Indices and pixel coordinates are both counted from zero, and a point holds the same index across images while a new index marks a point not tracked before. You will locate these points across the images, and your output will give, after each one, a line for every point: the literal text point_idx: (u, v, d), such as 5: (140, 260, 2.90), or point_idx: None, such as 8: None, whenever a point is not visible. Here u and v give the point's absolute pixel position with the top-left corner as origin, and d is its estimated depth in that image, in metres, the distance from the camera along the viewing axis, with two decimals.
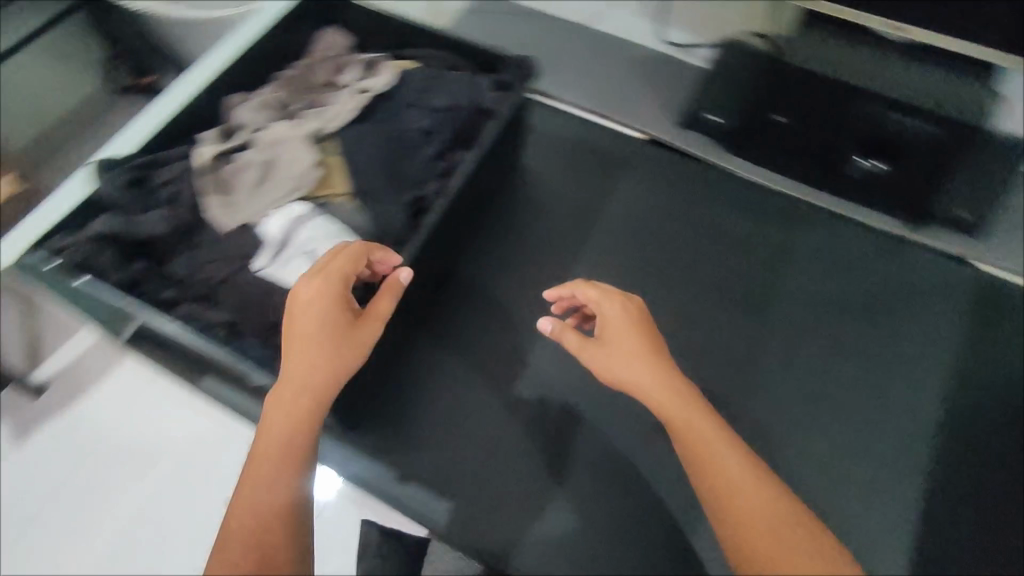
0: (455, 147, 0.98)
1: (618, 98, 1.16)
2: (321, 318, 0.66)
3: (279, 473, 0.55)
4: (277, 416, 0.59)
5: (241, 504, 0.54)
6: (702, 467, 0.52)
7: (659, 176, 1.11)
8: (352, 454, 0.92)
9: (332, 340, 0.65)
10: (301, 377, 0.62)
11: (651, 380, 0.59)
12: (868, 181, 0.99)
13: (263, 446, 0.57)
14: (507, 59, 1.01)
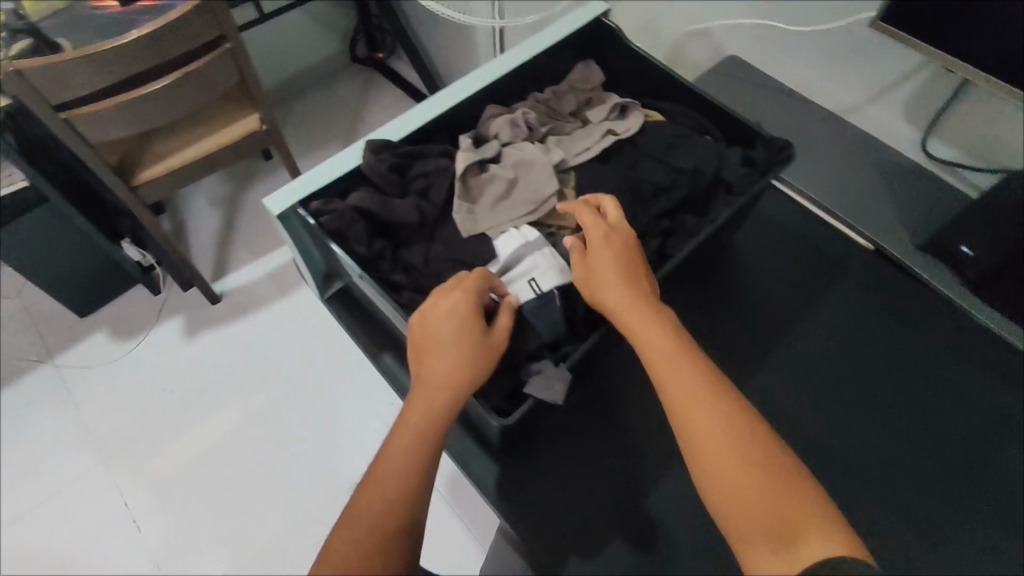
0: (686, 210, 0.96)
1: (860, 204, 1.13)
2: (452, 331, 0.70)
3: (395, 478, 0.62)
4: (406, 421, 0.66)
5: (366, 494, 0.61)
6: (671, 400, 0.59)
7: (877, 293, 1.11)
8: (499, 483, 0.90)
9: (455, 354, 0.69)
10: (427, 387, 0.68)
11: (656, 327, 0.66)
12: None
13: (391, 446, 0.64)
14: (765, 137, 0.97)
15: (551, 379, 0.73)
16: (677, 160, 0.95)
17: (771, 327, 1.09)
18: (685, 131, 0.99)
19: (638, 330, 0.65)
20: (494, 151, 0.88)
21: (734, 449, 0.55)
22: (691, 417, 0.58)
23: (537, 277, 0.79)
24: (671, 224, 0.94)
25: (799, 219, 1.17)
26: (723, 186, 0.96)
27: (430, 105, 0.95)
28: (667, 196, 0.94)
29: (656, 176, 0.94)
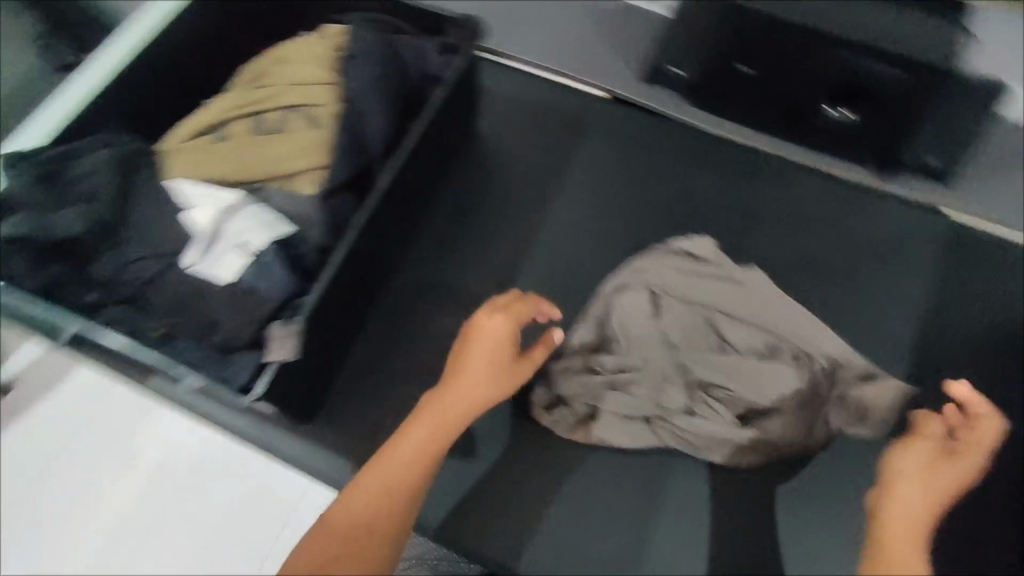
0: (404, 117, 0.91)
1: (586, 56, 1.13)
2: (495, 359, 0.74)
3: (389, 507, 0.63)
4: (396, 451, 0.67)
5: (328, 525, 0.61)
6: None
7: (627, 133, 1.09)
8: (311, 452, 0.87)
9: (489, 377, 0.73)
10: (448, 417, 0.70)
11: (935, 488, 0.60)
12: (838, 129, 1.03)
13: (374, 482, 0.64)
14: (452, 18, 0.94)
15: (287, 335, 0.70)
16: (363, 65, 0.88)
17: (541, 198, 1.05)
18: (381, 32, 0.92)
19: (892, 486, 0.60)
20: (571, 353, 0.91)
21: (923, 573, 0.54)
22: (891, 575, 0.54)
23: (246, 241, 0.73)
24: (389, 132, 0.88)
25: (526, 85, 1.12)
26: (433, 81, 0.93)
27: (77, 96, 0.84)
28: (375, 103, 0.87)
29: (358, 85, 0.87)
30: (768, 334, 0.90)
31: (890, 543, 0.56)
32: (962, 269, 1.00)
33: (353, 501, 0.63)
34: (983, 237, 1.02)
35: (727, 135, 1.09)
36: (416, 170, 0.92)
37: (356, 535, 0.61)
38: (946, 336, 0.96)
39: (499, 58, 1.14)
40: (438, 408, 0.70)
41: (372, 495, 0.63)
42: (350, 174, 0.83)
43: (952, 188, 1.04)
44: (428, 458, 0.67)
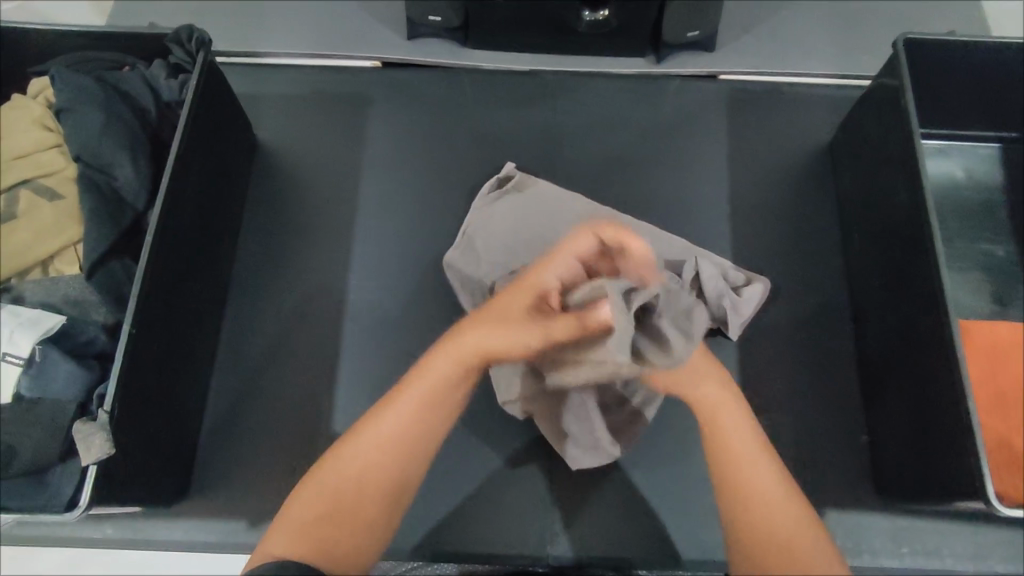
0: (157, 155, 0.83)
1: (344, 34, 1.10)
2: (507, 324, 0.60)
3: (385, 480, 0.61)
4: (405, 398, 0.63)
5: (311, 488, 0.61)
6: (751, 515, 0.61)
7: (410, 97, 1.08)
8: (191, 524, 0.83)
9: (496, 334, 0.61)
10: (459, 358, 0.63)
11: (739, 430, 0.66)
12: (601, 30, 1.05)
13: (376, 435, 0.62)
14: (165, 32, 0.84)
15: (92, 431, 0.63)
16: (83, 115, 0.78)
17: (346, 188, 1.02)
18: (93, 73, 0.82)
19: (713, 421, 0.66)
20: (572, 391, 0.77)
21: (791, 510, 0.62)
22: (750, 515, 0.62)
23: (9, 349, 0.65)
24: (145, 177, 0.80)
25: (296, 82, 1.08)
26: (177, 107, 0.85)
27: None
28: (114, 150, 0.78)
29: (85, 137, 0.78)
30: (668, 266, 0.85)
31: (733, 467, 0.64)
32: (744, 123, 1.08)
33: (354, 456, 0.61)
34: (753, 88, 1.09)
35: (506, 66, 1.10)
36: (198, 206, 0.86)
37: (346, 491, 0.60)
38: (750, 187, 1.04)
39: (258, 60, 1.09)
40: (461, 349, 0.63)
41: (371, 453, 0.61)
42: (113, 236, 0.74)
43: (717, 53, 1.10)
44: (426, 410, 0.63)
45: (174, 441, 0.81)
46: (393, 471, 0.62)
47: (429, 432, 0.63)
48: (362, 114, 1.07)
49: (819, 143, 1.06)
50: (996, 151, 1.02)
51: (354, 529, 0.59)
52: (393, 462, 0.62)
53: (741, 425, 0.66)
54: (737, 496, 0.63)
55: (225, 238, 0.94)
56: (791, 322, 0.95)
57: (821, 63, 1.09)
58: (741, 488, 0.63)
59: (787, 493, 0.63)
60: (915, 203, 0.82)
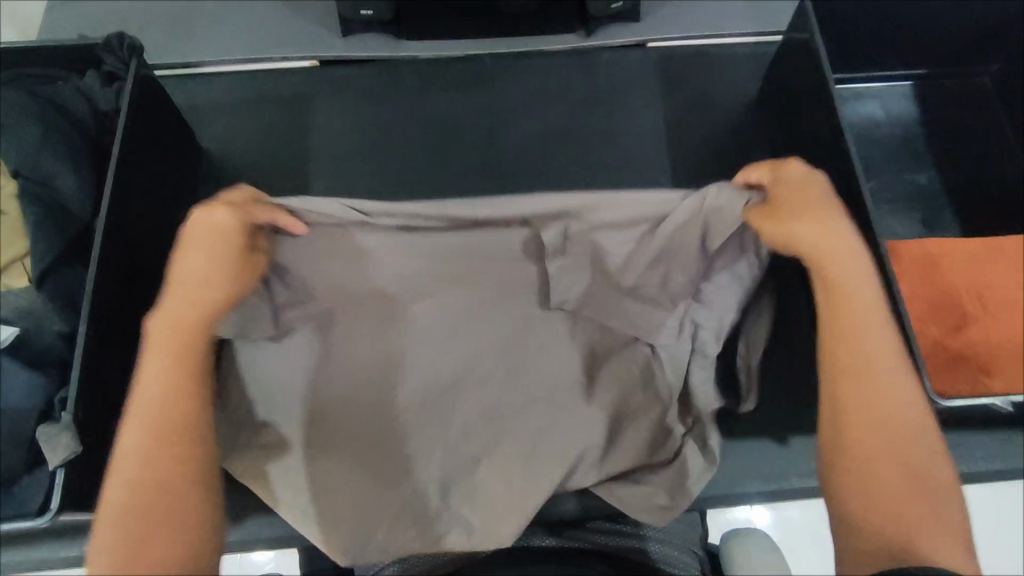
0: (99, 164, 0.83)
1: (277, 37, 1.11)
2: (214, 248, 0.71)
3: (160, 472, 0.61)
4: (149, 374, 0.65)
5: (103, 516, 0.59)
6: (870, 445, 0.64)
7: (351, 92, 1.10)
8: None
9: (206, 256, 0.70)
10: (187, 309, 0.68)
11: (877, 357, 0.67)
12: (528, 10, 1.09)
13: (135, 429, 0.62)
14: (94, 42, 0.84)
15: (54, 433, 0.62)
16: (21, 131, 0.79)
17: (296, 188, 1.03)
18: (24, 89, 0.82)
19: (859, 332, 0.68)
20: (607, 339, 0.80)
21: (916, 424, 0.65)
22: (875, 457, 0.63)
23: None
24: (88, 186, 0.80)
25: (234, 88, 1.09)
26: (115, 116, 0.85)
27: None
28: (53, 162, 0.78)
29: (25, 152, 0.78)
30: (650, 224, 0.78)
31: (854, 407, 0.65)
32: (675, 86, 1.12)
33: (129, 448, 0.62)
34: (681, 52, 1.14)
35: (441, 54, 1.12)
36: (146, 213, 0.86)
37: (152, 474, 0.60)
38: (687, 145, 1.09)
39: (195, 70, 1.09)
40: (177, 314, 0.68)
41: (140, 439, 0.61)
42: (60, 245, 0.74)
43: (642, 23, 1.15)
44: (172, 391, 0.64)
45: None
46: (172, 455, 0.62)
47: (186, 381, 0.65)
48: (305, 113, 1.08)
49: (748, 98, 1.11)
50: (910, 88, 1.08)
51: (177, 501, 0.60)
52: (167, 434, 0.62)
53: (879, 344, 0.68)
54: (851, 451, 0.64)
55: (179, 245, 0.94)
56: None
57: (740, 24, 1.15)
58: (869, 413, 0.65)
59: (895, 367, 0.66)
60: (836, 141, 0.88)
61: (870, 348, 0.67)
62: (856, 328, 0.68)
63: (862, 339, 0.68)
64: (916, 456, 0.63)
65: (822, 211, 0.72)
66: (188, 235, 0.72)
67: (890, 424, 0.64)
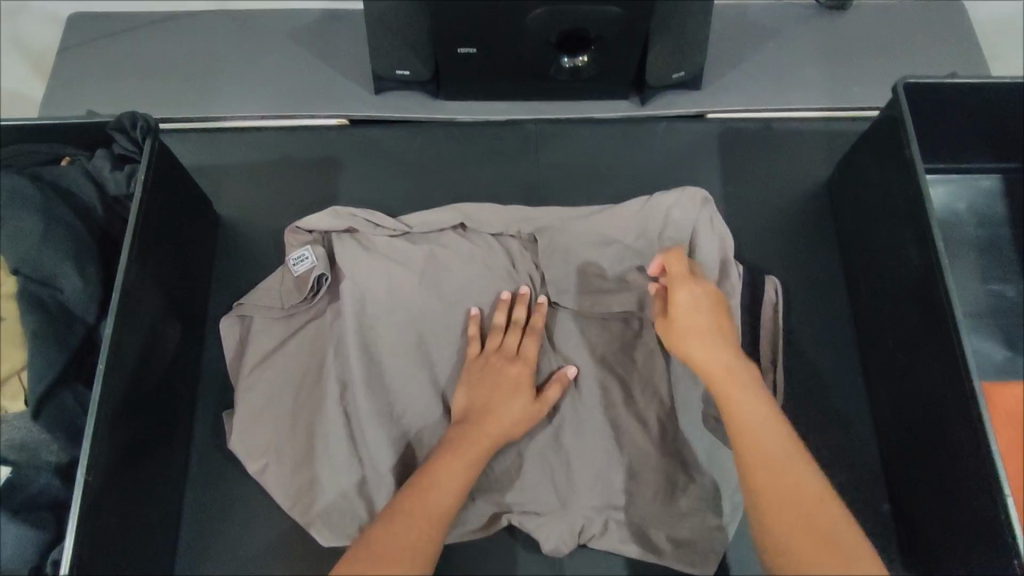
0: (109, 254, 0.76)
1: (304, 90, 1.02)
2: (517, 398, 0.78)
3: (416, 549, 0.63)
4: (436, 478, 0.69)
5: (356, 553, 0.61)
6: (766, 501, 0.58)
7: (382, 156, 1.01)
8: None
9: (513, 408, 0.77)
10: (485, 430, 0.75)
11: (754, 421, 0.63)
12: (580, 76, 0.99)
13: (411, 512, 0.65)
14: (107, 119, 0.76)
15: None
16: (20, 223, 0.71)
17: None
18: (28, 172, 0.75)
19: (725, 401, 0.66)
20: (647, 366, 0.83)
21: (812, 480, 0.59)
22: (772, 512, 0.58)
23: None
24: (94, 285, 0.73)
25: (258, 146, 1.00)
26: (126, 201, 0.77)
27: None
28: (54, 260, 0.71)
29: (23, 250, 0.71)
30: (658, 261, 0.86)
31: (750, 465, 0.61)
32: (735, 163, 1.02)
33: (389, 528, 0.64)
34: (743, 125, 1.04)
35: (480, 118, 1.03)
36: (157, 307, 0.78)
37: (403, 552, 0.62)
38: (746, 232, 0.99)
39: (214, 124, 1.00)
40: (482, 434, 0.74)
41: (405, 525, 0.64)
42: (59, 362, 0.67)
43: (704, 89, 1.05)
44: (459, 487, 0.70)
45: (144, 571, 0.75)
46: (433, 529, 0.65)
47: (457, 497, 0.69)
48: (332, 179, 0.99)
49: (816, 182, 1.01)
50: (1001, 183, 0.97)
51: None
52: (428, 521, 0.66)
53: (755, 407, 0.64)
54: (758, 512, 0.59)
55: (192, 333, 0.87)
56: (798, 379, 0.90)
57: (813, 96, 1.04)
58: (762, 472, 0.60)
59: (767, 424, 0.63)
60: (928, 261, 0.78)
61: (749, 427, 0.63)
62: (741, 409, 0.64)
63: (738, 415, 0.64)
64: (825, 522, 0.56)
65: (705, 318, 0.70)
66: (497, 364, 0.80)
67: (784, 483, 0.59)
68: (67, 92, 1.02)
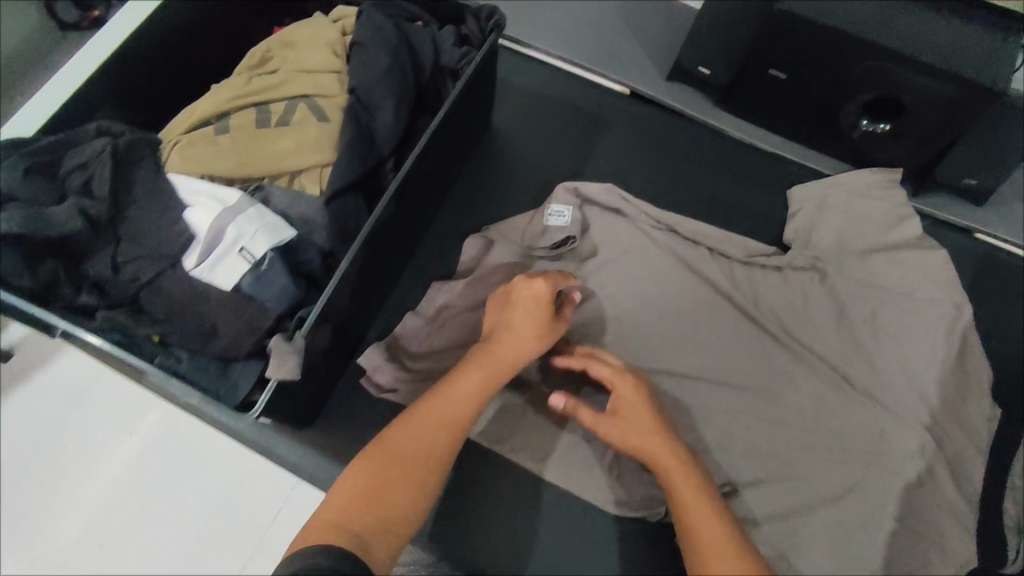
0: (418, 111, 0.88)
1: (603, 50, 1.10)
2: (532, 315, 0.77)
3: (430, 449, 0.70)
4: (455, 390, 0.74)
5: (376, 459, 0.69)
6: None
7: (645, 133, 1.06)
8: (304, 450, 0.86)
9: (525, 323, 0.77)
10: (494, 361, 0.75)
11: (701, 517, 0.70)
12: (870, 142, 0.98)
13: (426, 421, 0.71)
14: (465, 6, 0.88)
15: (285, 352, 0.63)
16: (372, 56, 0.83)
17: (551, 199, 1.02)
18: (391, 17, 0.87)
19: (678, 489, 0.72)
20: (841, 441, 0.86)
21: None
22: None
23: (247, 245, 0.69)
24: (399, 125, 0.84)
25: (544, 80, 1.10)
26: (448, 73, 0.88)
27: (84, 59, 0.80)
28: (384, 94, 0.83)
29: (369, 76, 0.83)
30: (879, 353, 0.90)
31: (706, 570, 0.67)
32: (989, 291, 0.96)
33: (394, 436, 0.71)
34: (1013, 260, 0.97)
35: (750, 141, 1.05)
36: (428, 169, 0.89)
37: (396, 471, 0.68)
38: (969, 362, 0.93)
39: (519, 47, 1.11)
40: (491, 360, 0.75)
41: (409, 445, 0.70)
42: (353, 174, 0.78)
43: (985, 208, 0.99)
44: (478, 398, 0.74)
45: (324, 375, 0.84)
46: (445, 443, 0.72)
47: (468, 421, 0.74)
48: (595, 133, 1.06)
49: None
50: None
51: (385, 518, 0.66)
52: (427, 457, 0.70)
53: (709, 513, 0.70)
54: None
55: (433, 206, 0.98)
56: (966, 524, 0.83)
57: None
58: None
59: None
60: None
61: (717, 545, 0.68)
62: (705, 507, 0.71)
63: (711, 551, 0.67)
64: None
65: (646, 421, 0.75)
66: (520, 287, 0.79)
67: None
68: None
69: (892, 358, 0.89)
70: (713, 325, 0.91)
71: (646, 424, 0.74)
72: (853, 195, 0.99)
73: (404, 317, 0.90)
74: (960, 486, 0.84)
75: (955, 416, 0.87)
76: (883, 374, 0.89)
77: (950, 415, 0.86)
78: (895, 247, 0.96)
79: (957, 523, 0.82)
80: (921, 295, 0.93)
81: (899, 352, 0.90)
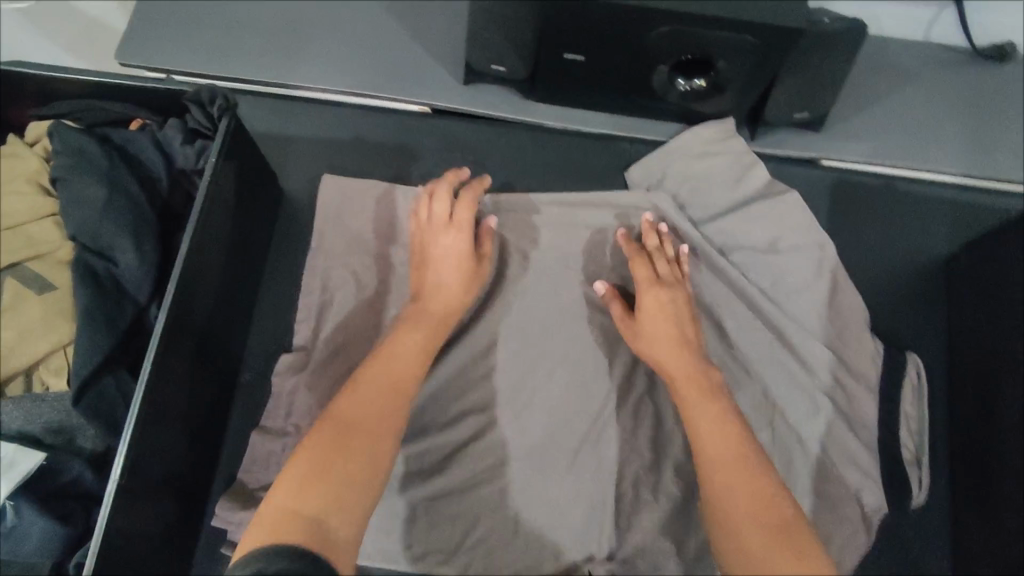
0: (172, 230, 0.73)
1: (387, 66, 0.94)
2: (456, 271, 0.77)
3: (386, 408, 0.65)
4: (393, 350, 0.70)
5: (314, 436, 0.61)
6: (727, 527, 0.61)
7: (460, 153, 0.94)
8: None
9: (449, 263, 0.77)
10: (424, 316, 0.74)
11: (710, 425, 0.68)
12: (690, 102, 0.89)
13: (367, 381, 0.66)
14: (184, 90, 0.72)
15: None
16: (83, 189, 0.67)
17: None
18: (98, 130, 0.71)
19: (690, 410, 0.70)
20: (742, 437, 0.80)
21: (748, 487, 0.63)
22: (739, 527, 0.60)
23: None
24: (151, 263, 0.69)
25: (332, 122, 0.94)
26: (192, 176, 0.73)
27: None
28: (113, 232, 0.67)
29: (85, 218, 0.66)
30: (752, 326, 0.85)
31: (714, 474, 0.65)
32: (847, 221, 0.92)
33: (343, 408, 0.64)
34: (861, 181, 0.94)
35: (571, 130, 0.95)
36: (211, 289, 0.75)
37: (349, 434, 0.62)
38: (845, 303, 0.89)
39: (290, 92, 0.94)
40: (426, 319, 0.74)
41: (361, 409, 0.64)
42: (102, 346, 0.63)
43: (827, 133, 0.93)
44: (418, 355, 0.71)
45: (166, 558, 0.73)
46: (394, 399, 0.66)
47: (416, 376, 0.70)
48: (406, 170, 0.93)
49: (930, 257, 0.90)
50: None
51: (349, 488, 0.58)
52: (383, 418, 0.64)
53: (712, 416, 0.69)
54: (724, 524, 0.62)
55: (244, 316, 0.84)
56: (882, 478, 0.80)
57: (950, 158, 0.91)
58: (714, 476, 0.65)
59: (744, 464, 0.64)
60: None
61: (719, 437, 0.67)
62: (707, 411, 0.69)
63: (703, 431, 0.68)
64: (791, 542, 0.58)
65: (669, 324, 0.76)
66: (427, 229, 0.79)
67: (736, 486, 0.63)
68: (129, 32, 0.94)
69: (766, 328, 0.85)
70: (583, 354, 0.83)
71: (658, 328, 0.76)
72: (691, 160, 0.91)
73: (251, 437, 0.79)
74: (866, 442, 0.81)
75: (844, 367, 0.83)
76: (762, 350, 0.84)
77: (838, 370, 0.83)
78: (744, 206, 0.90)
79: (867, 477, 0.79)
80: (785, 246, 0.88)
81: (773, 318, 0.85)
